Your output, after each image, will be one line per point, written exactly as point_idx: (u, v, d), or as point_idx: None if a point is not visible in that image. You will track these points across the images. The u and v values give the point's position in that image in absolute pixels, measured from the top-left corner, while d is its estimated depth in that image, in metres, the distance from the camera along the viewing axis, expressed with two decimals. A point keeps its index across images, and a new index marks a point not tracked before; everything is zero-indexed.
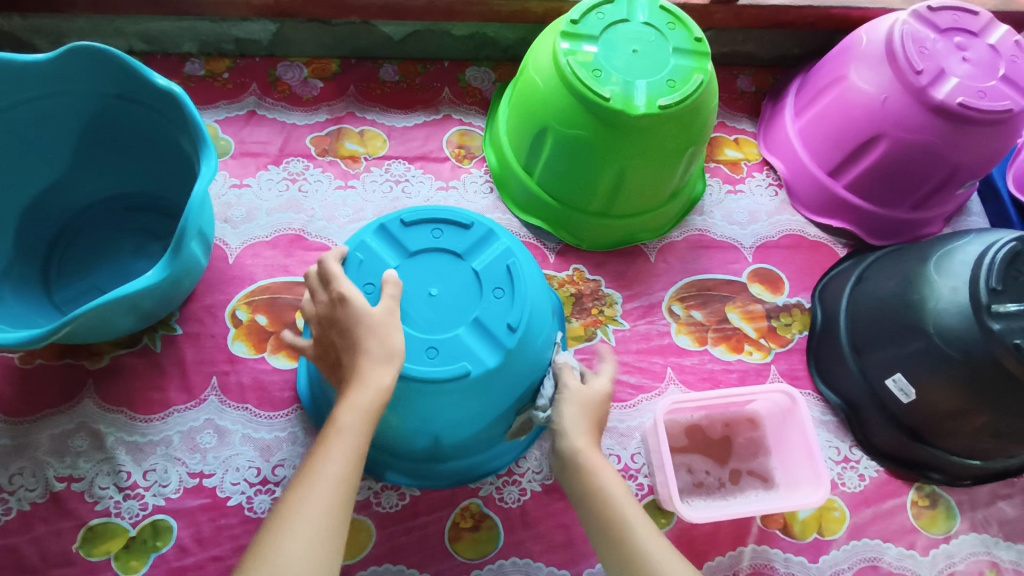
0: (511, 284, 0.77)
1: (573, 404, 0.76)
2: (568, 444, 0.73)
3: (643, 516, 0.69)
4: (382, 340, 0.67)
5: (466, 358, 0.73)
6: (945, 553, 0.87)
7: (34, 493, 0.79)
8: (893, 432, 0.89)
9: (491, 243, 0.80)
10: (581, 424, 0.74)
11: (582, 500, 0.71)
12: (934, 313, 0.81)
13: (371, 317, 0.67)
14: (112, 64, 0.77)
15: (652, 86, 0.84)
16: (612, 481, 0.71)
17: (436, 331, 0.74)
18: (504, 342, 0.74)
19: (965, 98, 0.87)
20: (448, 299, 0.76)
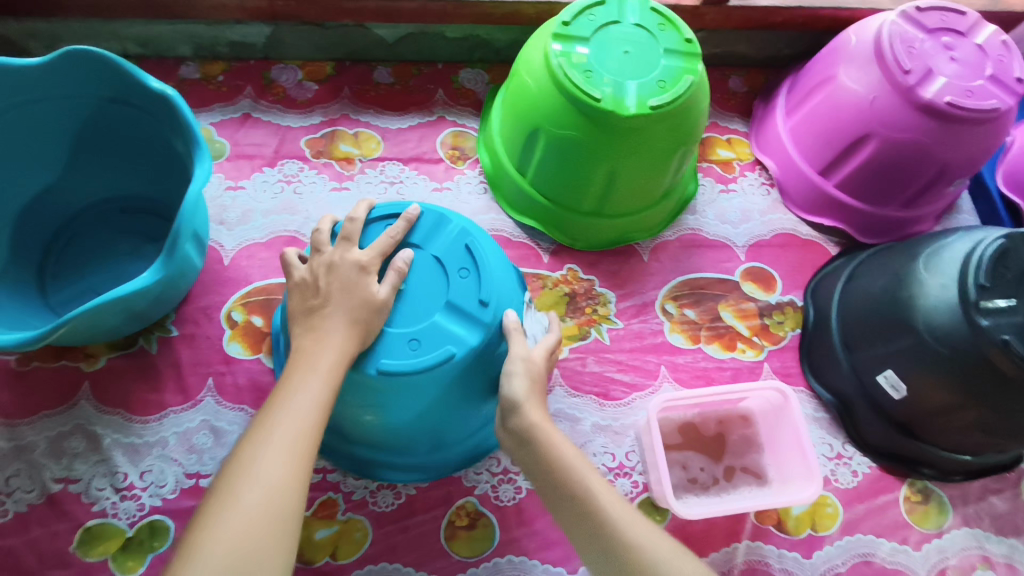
0: (475, 262, 0.78)
1: (521, 374, 0.74)
2: (523, 420, 0.72)
3: (606, 485, 0.68)
4: (369, 321, 0.72)
5: (449, 343, 0.74)
6: (937, 547, 0.88)
7: (31, 495, 0.79)
8: (885, 428, 0.90)
9: (441, 225, 0.81)
10: (533, 398, 0.73)
11: (542, 480, 0.70)
12: (923, 309, 0.82)
13: (375, 294, 0.73)
14: (106, 67, 0.78)
15: (643, 87, 0.85)
16: (571, 453, 0.70)
17: (414, 321, 0.75)
18: (478, 318, 0.76)
19: (952, 97, 0.88)
20: (418, 291, 0.77)
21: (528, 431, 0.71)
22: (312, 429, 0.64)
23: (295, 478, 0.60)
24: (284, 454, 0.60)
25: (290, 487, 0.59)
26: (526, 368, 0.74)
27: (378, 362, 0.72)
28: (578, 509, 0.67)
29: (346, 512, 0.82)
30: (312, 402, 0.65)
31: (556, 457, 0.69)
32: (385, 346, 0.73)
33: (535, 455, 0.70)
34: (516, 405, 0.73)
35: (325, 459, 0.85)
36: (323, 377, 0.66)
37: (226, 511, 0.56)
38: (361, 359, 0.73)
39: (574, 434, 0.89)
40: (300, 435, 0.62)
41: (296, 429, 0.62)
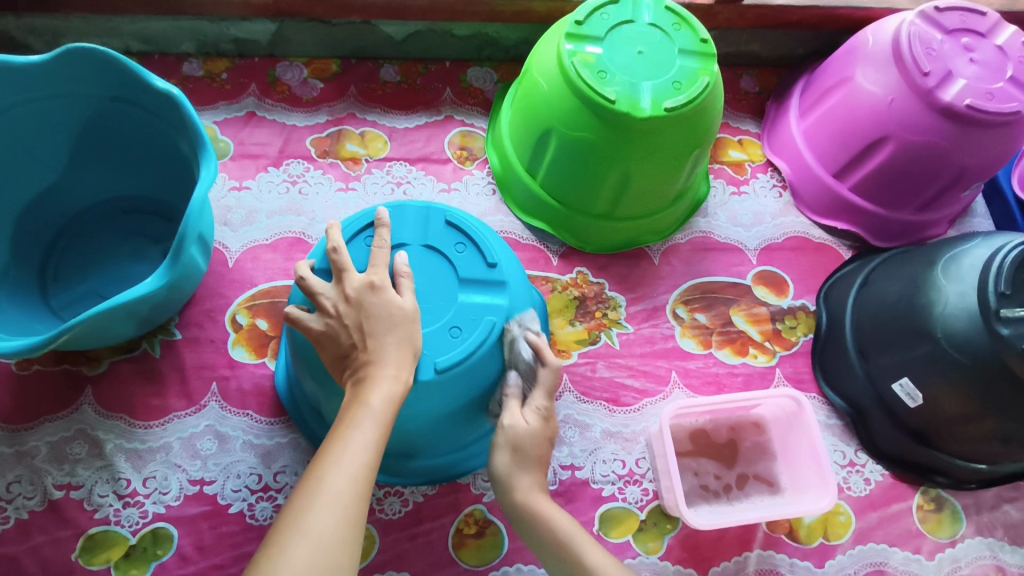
0: (464, 233, 0.78)
1: (504, 446, 0.75)
2: (511, 496, 0.74)
3: (601, 553, 0.69)
4: (414, 333, 0.68)
5: (483, 315, 0.74)
6: (951, 557, 0.87)
7: (33, 501, 0.78)
8: (900, 436, 0.88)
9: (409, 213, 0.79)
10: (518, 469, 0.75)
11: (547, 555, 0.71)
12: (941, 317, 0.80)
13: (403, 308, 0.68)
14: (109, 66, 0.76)
15: (658, 88, 0.83)
16: (567, 525, 0.72)
17: (439, 311, 0.74)
18: (493, 285, 0.76)
19: (972, 99, 0.86)
20: (427, 283, 0.75)
21: (519, 507, 0.74)
22: (366, 481, 0.59)
23: (350, 535, 0.55)
24: (340, 509, 0.56)
25: (345, 546, 0.54)
26: (510, 438, 0.74)
27: (427, 361, 0.71)
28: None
29: None
30: (364, 448, 0.60)
31: (553, 532, 0.71)
32: (430, 344, 0.72)
33: (533, 533, 0.73)
34: (506, 481, 0.75)
35: None
36: (376, 420, 0.62)
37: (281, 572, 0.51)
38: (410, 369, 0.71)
39: (584, 440, 0.88)
40: (356, 487, 0.58)
41: (350, 480, 0.58)
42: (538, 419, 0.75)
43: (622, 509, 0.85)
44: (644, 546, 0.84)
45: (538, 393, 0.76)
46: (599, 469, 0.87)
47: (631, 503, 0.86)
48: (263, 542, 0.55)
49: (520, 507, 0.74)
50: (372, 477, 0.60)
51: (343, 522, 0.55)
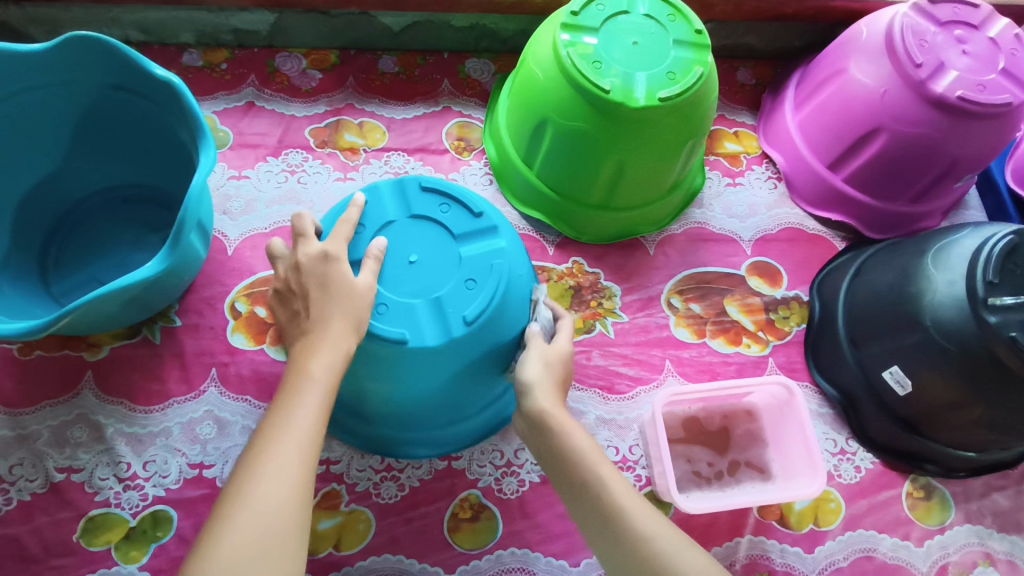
0: (444, 193, 0.81)
1: (535, 358, 0.74)
2: (533, 402, 0.72)
3: (618, 476, 0.67)
4: (360, 305, 0.68)
5: (489, 258, 0.77)
6: (939, 543, 0.88)
7: (34, 484, 0.79)
8: (890, 424, 0.89)
9: (384, 191, 0.80)
10: (545, 381, 0.73)
11: (561, 466, 0.69)
12: (931, 306, 0.81)
13: (352, 282, 0.69)
14: (109, 54, 0.77)
15: (652, 79, 0.84)
16: (585, 443, 0.69)
17: (451, 267, 0.77)
18: (489, 232, 0.79)
19: (964, 91, 0.87)
20: (425, 251, 0.77)
21: (541, 412, 0.71)
22: (310, 446, 0.59)
23: (291, 498, 0.56)
24: (280, 474, 0.56)
25: (286, 509, 0.55)
26: (542, 354, 0.75)
27: (454, 320, 0.73)
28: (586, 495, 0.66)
29: (350, 503, 0.82)
30: (309, 414, 0.61)
31: (568, 446, 0.68)
32: (452, 300, 0.74)
33: (550, 442, 0.70)
34: (528, 389, 0.73)
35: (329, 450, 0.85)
36: (320, 390, 0.62)
37: (223, 542, 0.52)
38: (442, 329, 0.73)
39: None
40: (298, 452, 0.58)
41: (291, 446, 0.58)
42: (564, 359, 0.76)
43: None
44: None
45: (562, 333, 0.79)
46: None
47: None
48: (213, 509, 0.56)
49: (541, 414, 0.71)
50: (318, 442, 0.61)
51: (282, 487, 0.56)
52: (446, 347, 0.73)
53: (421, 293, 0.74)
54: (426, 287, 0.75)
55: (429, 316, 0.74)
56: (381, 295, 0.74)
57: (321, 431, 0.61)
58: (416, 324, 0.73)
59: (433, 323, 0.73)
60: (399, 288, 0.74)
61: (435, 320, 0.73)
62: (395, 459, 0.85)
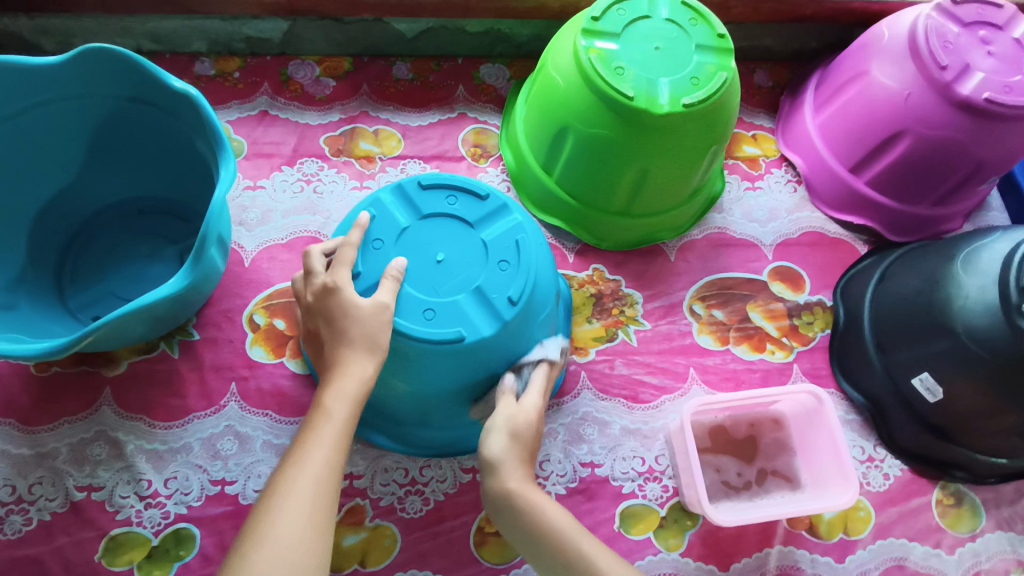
0: (447, 185, 0.80)
1: (500, 430, 0.72)
2: (502, 485, 0.71)
3: (597, 545, 0.69)
4: (370, 331, 0.68)
5: (514, 238, 0.77)
6: (971, 551, 0.87)
7: (55, 503, 0.78)
8: (919, 430, 0.88)
9: (387, 201, 0.78)
10: (511, 458, 0.72)
11: (529, 542, 0.70)
12: (961, 312, 0.80)
13: (359, 308, 0.69)
14: (125, 66, 0.75)
15: (676, 84, 0.83)
16: (559, 518, 0.70)
17: (480, 256, 0.76)
18: (506, 213, 0.79)
19: (990, 93, 0.86)
20: (447, 247, 0.76)
21: (511, 496, 0.71)
22: (327, 484, 0.62)
23: (315, 539, 0.58)
24: (301, 513, 0.59)
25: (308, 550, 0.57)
26: (510, 424, 0.72)
27: (501, 305, 0.73)
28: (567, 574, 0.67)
29: (374, 518, 0.81)
30: (325, 452, 0.63)
31: (543, 524, 0.69)
32: (491, 285, 0.74)
33: (517, 519, 0.71)
34: (497, 468, 0.72)
35: (353, 465, 0.83)
36: (335, 431, 0.65)
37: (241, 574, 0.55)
38: (492, 315, 0.73)
39: (603, 438, 0.88)
40: (314, 492, 0.61)
41: (311, 485, 0.61)
42: (536, 413, 0.74)
43: (643, 506, 0.85)
44: (665, 543, 0.84)
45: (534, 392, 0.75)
46: (619, 467, 0.87)
47: (652, 501, 0.86)
48: (233, 549, 0.58)
49: (513, 496, 0.71)
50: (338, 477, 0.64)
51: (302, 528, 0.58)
52: (500, 334, 0.73)
53: (461, 287, 0.73)
54: (462, 283, 0.74)
55: (474, 307, 0.73)
56: (425, 301, 0.72)
57: (338, 470, 0.64)
58: (468, 319, 0.72)
59: (481, 312, 0.73)
60: (438, 290, 0.73)
61: (484, 312, 0.73)
62: (419, 473, 0.84)
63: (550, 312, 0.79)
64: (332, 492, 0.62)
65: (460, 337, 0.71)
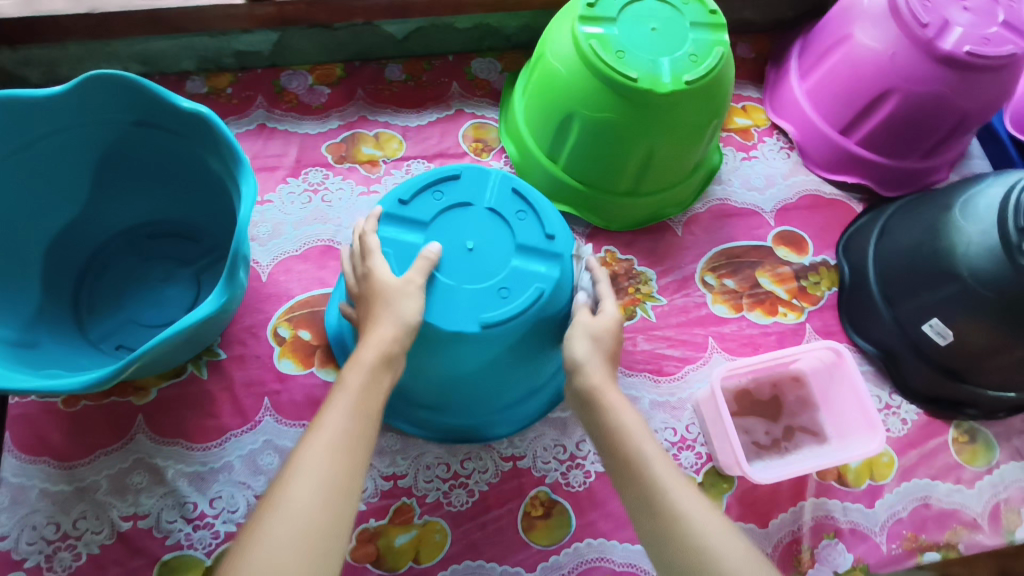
0: (428, 183, 0.80)
1: (580, 336, 0.73)
2: (585, 380, 0.71)
3: (666, 459, 0.65)
4: (399, 301, 0.70)
5: (522, 198, 0.81)
6: (989, 483, 0.92)
7: (101, 535, 0.77)
8: (931, 374, 0.92)
9: (386, 228, 0.78)
10: (595, 359, 0.72)
11: (603, 443, 0.68)
12: (965, 257, 0.84)
13: (389, 285, 0.71)
14: (131, 90, 0.75)
15: (676, 63, 0.85)
16: (633, 423, 0.67)
17: (500, 220, 0.80)
18: (514, 192, 0.81)
19: (971, 46, 0.89)
20: (465, 233, 0.78)
21: (594, 393, 0.70)
22: (357, 441, 0.62)
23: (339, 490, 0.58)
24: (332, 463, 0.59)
25: (331, 509, 0.56)
26: (588, 330, 0.74)
27: (545, 245, 0.79)
28: (628, 474, 0.64)
29: (423, 515, 0.82)
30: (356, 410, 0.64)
31: (618, 425, 0.67)
32: (527, 235, 0.79)
33: (597, 415, 0.69)
34: (579, 366, 0.72)
35: (394, 466, 0.84)
36: (355, 395, 0.65)
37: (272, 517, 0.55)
38: (547, 258, 0.78)
39: None
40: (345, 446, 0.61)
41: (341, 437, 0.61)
42: (614, 323, 0.75)
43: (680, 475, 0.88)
44: None
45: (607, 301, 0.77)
46: None
47: (688, 468, 0.88)
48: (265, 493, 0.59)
49: (594, 392, 0.70)
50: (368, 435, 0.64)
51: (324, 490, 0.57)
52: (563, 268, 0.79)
53: (505, 259, 0.77)
54: (504, 255, 0.77)
55: (527, 261, 0.78)
56: (495, 283, 0.75)
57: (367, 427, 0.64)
58: (533, 274, 0.77)
59: (535, 262, 0.78)
60: (490, 271, 0.76)
61: (540, 259, 0.78)
62: (461, 466, 0.85)
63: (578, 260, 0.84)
64: (356, 454, 0.61)
65: (541, 292, 0.76)
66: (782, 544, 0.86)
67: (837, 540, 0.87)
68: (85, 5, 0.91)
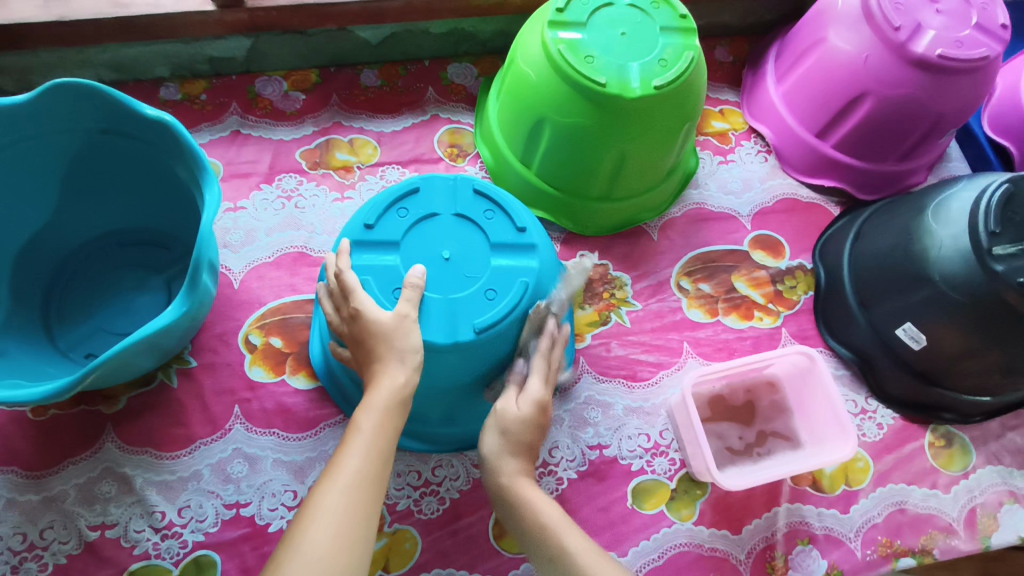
0: (389, 201, 0.80)
1: (492, 428, 0.74)
2: (495, 479, 0.74)
3: (585, 542, 0.68)
4: (399, 339, 0.69)
5: (489, 203, 0.81)
6: (965, 487, 0.91)
7: (69, 545, 0.77)
8: (906, 378, 0.92)
9: (355, 254, 0.77)
10: (506, 453, 0.74)
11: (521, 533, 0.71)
12: (937, 262, 0.83)
13: (383, 324, 0.69)
14: (95, 99, 0.74)
15: (645, 67, 0.84)
16: (552, 514, 0.70)
17: (470, 225, 0.79)
18: (477, 194, 0.81)
19: (943, 49, 0.89)
20: (437, 245, 0.78)
21: (505, 490, 0.73)
22: (371, 488, 0.63)
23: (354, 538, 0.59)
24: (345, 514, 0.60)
25: (343, 555, 0.58)
26: (500, 421, 0.74)
27: (518, 238, 0.79)
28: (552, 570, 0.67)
29: (393, 524, 0.82)
30: (367, 458, 0.64)
31: (532, 518, 0.70)
32: (499, 231, 0.79)
33: (511, 510, 0.72)
34: (491, 463, 0.74)
35: None
36: (368, 441, 0.65)
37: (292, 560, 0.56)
38: (522, 251, 0.79)
39: (607, 419, 0.90)
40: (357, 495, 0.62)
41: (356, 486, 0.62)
42: (534, 406, 0.74)
43: (653, 481, 0.87)
44: (678, 514, 0.86)
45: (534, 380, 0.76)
46: (626, 445, 0.89)
47: (661, 475, 0.88)
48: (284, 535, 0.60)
49: (507, 490, 0.73)
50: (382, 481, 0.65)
51: (338, 536, 0.58)
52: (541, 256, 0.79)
53: (481, 260, 0.77)
54: (480, 256, 0.78)
55: (504, 257, 0.78)
56: (481, 286, 0.75)
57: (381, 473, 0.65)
58: (513, 269, 0.77)
59: (512, 255, 0.78)
60: (471, 274, 0.76)
61: (518, 254, 0.79)
62: (432, 474, 0.85)
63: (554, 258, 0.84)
64: (370, 497, 0.62)
65: (527, 284, 0.76)
66: (756, 550, 0.86)
67: (812, 546, 0.86)
68: (54, 12, 0.90)
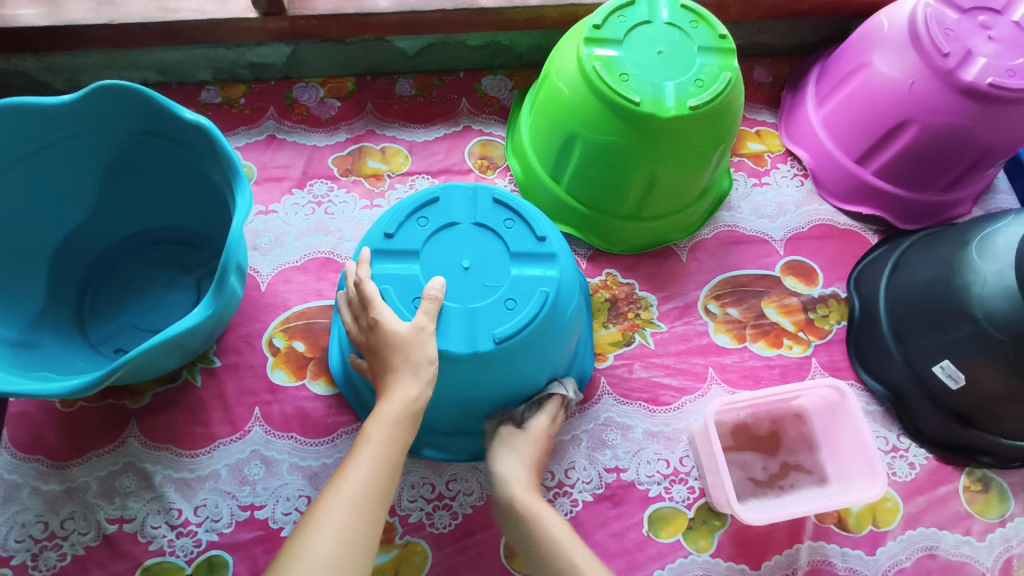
0: (409, 211, 0.79)
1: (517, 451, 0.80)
2: (506, 493, 0.76)
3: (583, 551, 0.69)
4: (413, 352, 0.69)
5: (509, 214, 0.80)
6: (1001, 536, 0.87)
7: (87, 537, 0.78)
8: (941, 417, 0.88)
9: (376, 262, 0.77)
10: (521, 474, 0.77)
11: (533, 556, 0.71)
12: (980, 298, 0.80)
13: (400, 335, 0.69)
14: (136, 101, 0.76)
15: (681, 87, 0.83)
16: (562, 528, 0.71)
17: (490, 236, 0.79)
18: (498, 204, 0.81)
19: (995, 77, 0.85)
20: (455, 255, 0.77)
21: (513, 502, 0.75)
22: (377, 496, 0.63)
23: (357, 547, 0.58)
24: (350, 520, 0.59)
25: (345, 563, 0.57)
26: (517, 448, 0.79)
27: (537, 248, 0.78)
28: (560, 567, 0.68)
29: (404, 536, 0.82)
30: (375, 470, 0.64)
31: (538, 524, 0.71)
32: (518, 241, 0.78)
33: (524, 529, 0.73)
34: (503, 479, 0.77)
35: None
36: (377, 452, 0.65)
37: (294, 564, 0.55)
38: (543, 261, 0.78)
39: (626, 442, 0.88)
40: (362, 503, 0.61)
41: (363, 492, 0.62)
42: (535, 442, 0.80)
43: (671, 509, 0.85)
44: (695, 544, 0.84)
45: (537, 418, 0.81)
46: (644, 470, 0.87)
47: (679, 503, 0.86)
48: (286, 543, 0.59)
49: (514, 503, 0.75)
50: (387, 494, 0.64)
51: (342, 545, 0.58)
52: (561, 267, 0.78)
53: (500, 271, 0.77)
54: (500, 265, 0.77)
55: (525, 267, 0.77)
56: (501, 296, 0.75)
57: (387, 485, 0.64)
58: (534, 279, 0.76)
59: (532, 265, 0.77)
60: (491, 285, 0.75)
61: (538, 264, 0.78)
62: (446, 487, 0.84)
63: (575, 273, 0.82)
64: (375, 509, 0.62)
65: (547, 295, 0.75)
66: None
67: None
68: (104, 16, 0.93)
